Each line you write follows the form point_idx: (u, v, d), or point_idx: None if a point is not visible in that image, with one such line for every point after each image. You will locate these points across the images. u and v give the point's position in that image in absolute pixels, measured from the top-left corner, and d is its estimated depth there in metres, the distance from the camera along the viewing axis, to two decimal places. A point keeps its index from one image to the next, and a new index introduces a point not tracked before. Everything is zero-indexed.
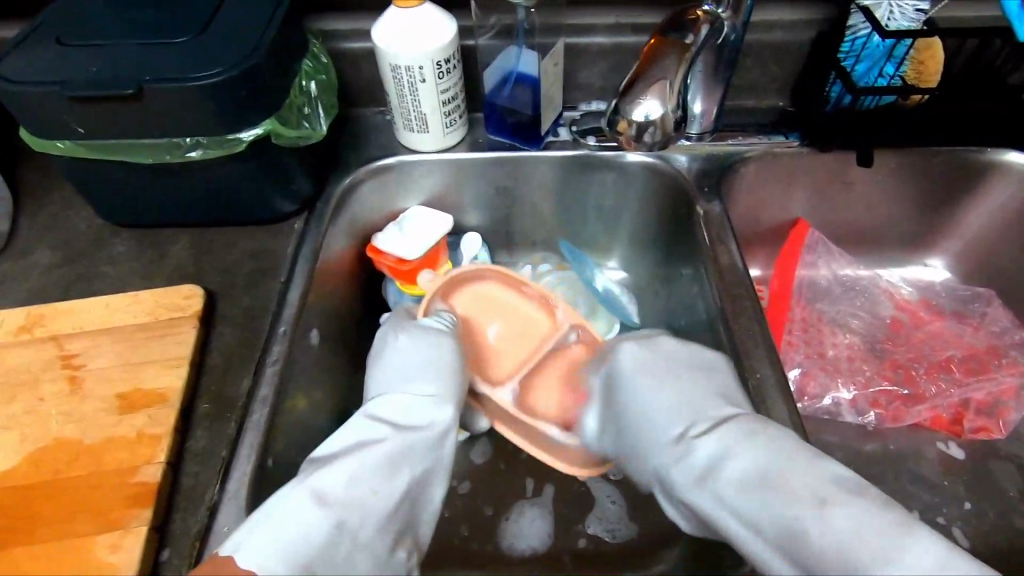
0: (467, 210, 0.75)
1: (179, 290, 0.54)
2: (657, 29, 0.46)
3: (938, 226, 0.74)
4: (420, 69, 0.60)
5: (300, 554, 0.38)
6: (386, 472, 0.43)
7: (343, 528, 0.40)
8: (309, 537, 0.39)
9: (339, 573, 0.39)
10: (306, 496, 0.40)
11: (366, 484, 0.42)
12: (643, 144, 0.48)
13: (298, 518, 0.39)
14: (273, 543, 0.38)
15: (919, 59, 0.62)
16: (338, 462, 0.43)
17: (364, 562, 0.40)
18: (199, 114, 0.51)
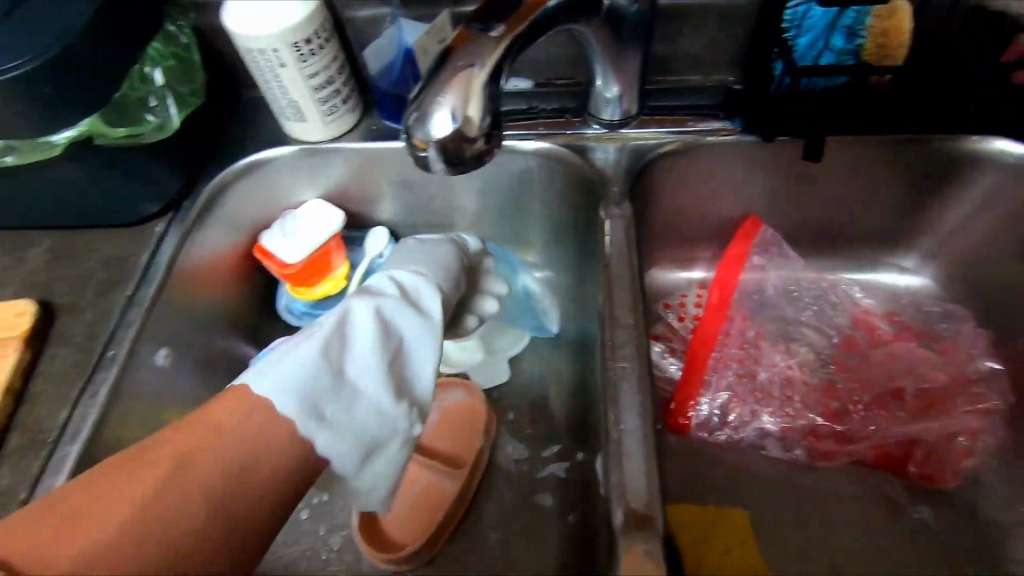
0: (371, 203, 0.68)
1: (10, 306, 0.50)
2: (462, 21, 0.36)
3: (911, 225, 0.63)
4: (275, 53, 0.52)
5: (295, 391, 0.40)
6: (395, 358, 0.45)
7: (339, 376, 0.43)
8: (313, 379, 0.41)
9: (339, 421, 0.41)
10: (311, 344, 0.43)
11: (356, 346, 0.44)
12: (444, 170, 0.36)
13: (299, 356, 0.42)
14: (274, 381, 0.40)
15: (881, 29, 0.50)
16: (341, 331, 0.45)
17: (362, 421, 0.42)
18: (1, 117, 0.45)
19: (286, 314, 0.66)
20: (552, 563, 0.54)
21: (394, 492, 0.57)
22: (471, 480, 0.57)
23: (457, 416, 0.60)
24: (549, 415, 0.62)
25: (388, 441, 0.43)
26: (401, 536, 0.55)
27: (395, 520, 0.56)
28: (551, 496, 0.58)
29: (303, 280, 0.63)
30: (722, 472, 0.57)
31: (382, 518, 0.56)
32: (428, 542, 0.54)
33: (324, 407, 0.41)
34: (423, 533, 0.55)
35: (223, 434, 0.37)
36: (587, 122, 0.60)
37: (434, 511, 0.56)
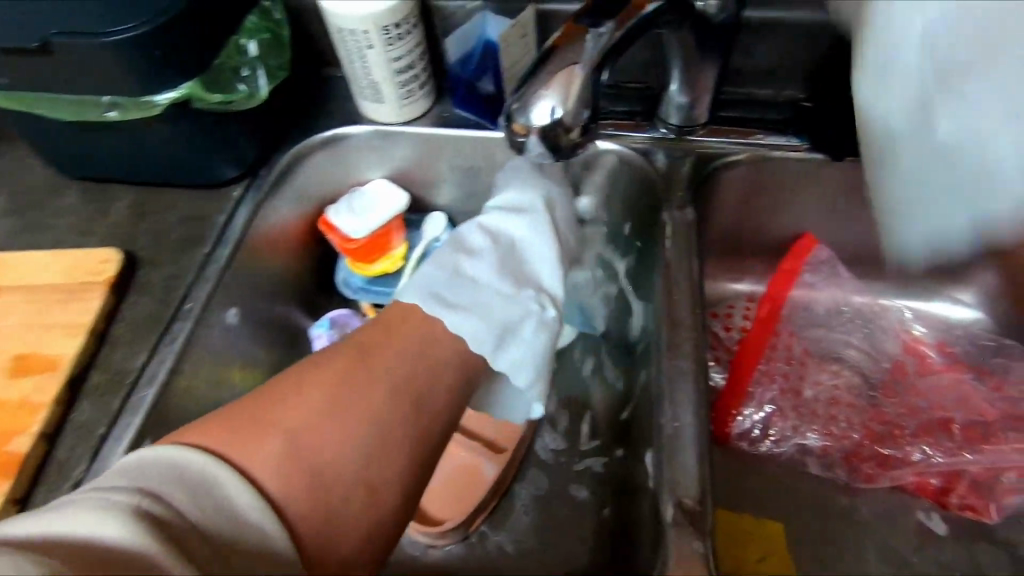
0: (432, 188, 0.70)
1: (97, 253, 0.53)
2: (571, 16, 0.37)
3: (972, 258, 0.62)
4: (365, 34, 0.54)
5: (434, 286, 0.53)
6: (510, 268, 0.57)
7: (466, 277, 0.55)
8: (442, 282, 0.53)
9: (466, 308, 0.52)
10: (438, 261, 0.55)
11: (481, 256, 0.57)
12: (530, 152, 0.38)
13: (430, 272, 0.54)
14: (418, 283, 0.53)
15: None
16: (463, 249, 0.57)
17: (494, 307, 0.53)
18: (112, 73, 0.48)
19: (342, 287, 0.68)
20: (585, 554, 0.56)
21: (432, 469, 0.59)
22: (508, 466, 0.58)
23: None
24: (589, 410, 0.63)
25: (523, 322, 0.54)
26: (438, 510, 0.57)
27: (434, 495, 0.57)
28: (587, 488, 0.59)
29: (363, 256, 0.65)
30: (757, 484, 0.58)
31: (422, 492, 0.58)
32: (466, 521, 0.56)
33: (453, 298, 0.52)
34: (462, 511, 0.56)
35: (358, 383, 0.43)
36: (655, 127, 0.61)
37: (471, 492, 0.57)
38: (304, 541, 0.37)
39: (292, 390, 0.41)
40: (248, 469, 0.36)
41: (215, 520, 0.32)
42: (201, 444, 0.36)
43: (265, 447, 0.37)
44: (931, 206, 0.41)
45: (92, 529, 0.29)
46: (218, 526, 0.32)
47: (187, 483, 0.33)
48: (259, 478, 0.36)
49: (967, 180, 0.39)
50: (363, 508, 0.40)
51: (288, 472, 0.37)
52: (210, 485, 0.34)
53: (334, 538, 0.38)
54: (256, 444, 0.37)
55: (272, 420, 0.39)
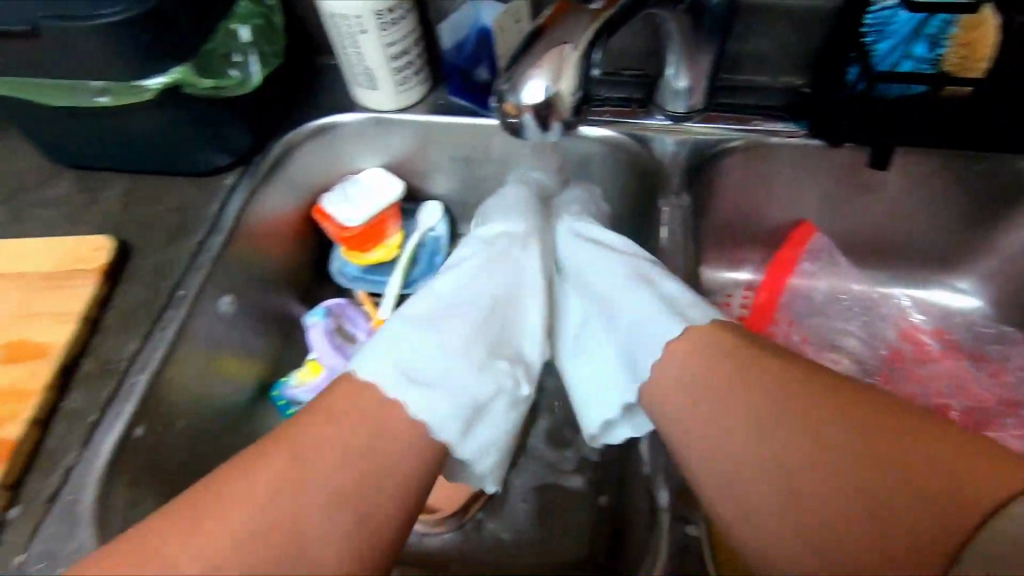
0: (427, 177, 0.69)
1: (88, 241, 0.52)
2: None
3: (970, 246, 0.62)
4: (358, 19, 0.53)
5: (403, 364, 0.46)
6: (486, 331, 0.52)
7: (435, 343, 0.49)
8: (409, 351, 0.47)
9: (436, 386, 0.46)
10: (404, 323, 0.49)
11: (449, 310, 0.52)
12: (520, 133, 0.37)
13: (394, 334, 0.48)
14: (382, 359, 0.46)
15: (965, 41, 0.49)
16: (427, 309, 0.52)
17: (462, 381, 0.48)
18: (102, 57, 0.47)
19: (337, 277, 0.67)
20: (580, 543, 0.55)
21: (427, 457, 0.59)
22: (504, 458, 0.58)
23: None
24: None
25: (492, 397, 0.49)
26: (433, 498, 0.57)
27: (429, 484, 0.57)
28: (582, 477, 0.59)
29: (359, 244, 0.65)
30: None
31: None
32: (462, 509, 0.57)
33: (423, 377, 0.46)
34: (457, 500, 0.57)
35: (308, 454, 0.40)
36: (651, 113, 0.60)
37: (467, 483, 0.57)
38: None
39: (250, 472, 0.39)
40: (177, 566, 0.36)
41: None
42: (105, 570, 0.36)
43: (201, 546, 0.37)
44: (587, 397, 0.53)
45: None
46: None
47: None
48: (187, 573, 0.36)
49: (607, 380, 0.52)
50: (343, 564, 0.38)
51: (225, 569, 0.36)
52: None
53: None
54: (155, 550, 0.36)
55: (207, 522, 0.37)
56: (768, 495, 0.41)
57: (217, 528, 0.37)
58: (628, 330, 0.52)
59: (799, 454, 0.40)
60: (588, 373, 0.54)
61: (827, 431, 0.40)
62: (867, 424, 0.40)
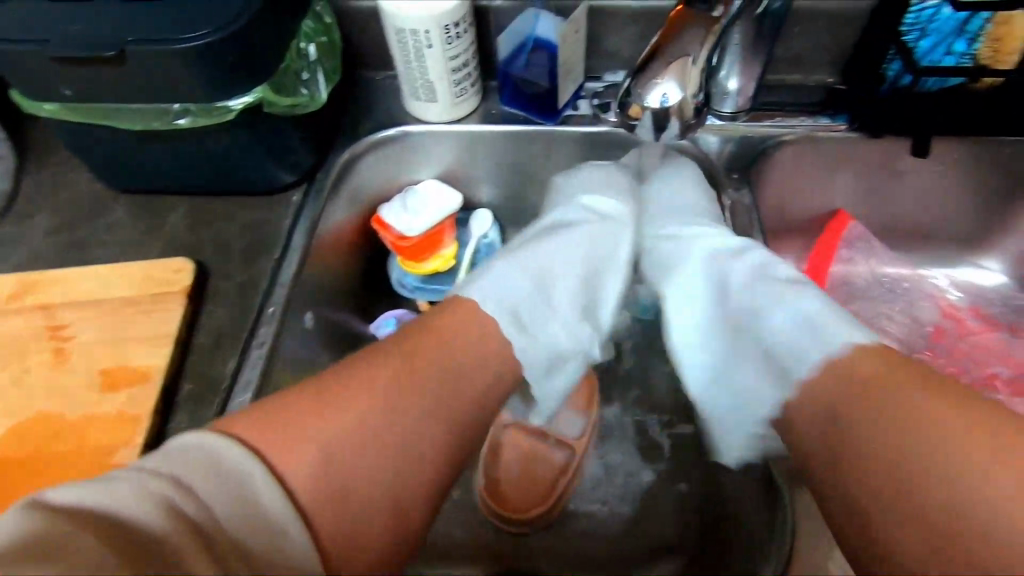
0: (477, 185, 0.71)
1: (168, 263, 0.52)
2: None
3: (999, 225, 0.66)
4: (426, 34, 0.55)
5: (512, 309, 0.54)
6: (577, 302, 0.59)
7: (535, 284, 0.58)
8: (516, 287, 0.56)
9: (534, 334, 0.54)
10: (525, 276, 0.57)
11: (549, 266, 0.60)
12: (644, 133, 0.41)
13: (498, 279, 0.55)
14: (497, 294, 0.54)
15: (996, 36, 0.53)
16: (531, 254, 0.60)
17: (553, 331, 0.56)
18: (186, 79, 0.47)
19: (398, 287, 0.69)
20: (665, 528, 0.58)
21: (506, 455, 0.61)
22: (583, 457, 0.60)
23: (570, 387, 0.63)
24: (652, 392, 0.65)
25: (579, 348, 0.58)
26: (513, 491, 0.59)
27: (512, 486, 0.59)
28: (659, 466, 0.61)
29: (417, 254, 0.66)
30: None
31: (501, 483, 0.59)
32: (550, 506, 0.58)
33: (520, 315, 0.54)
34: (540, 497, 0.58)
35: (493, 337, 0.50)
36: None
37: (551, 482, 0.59)
38: (322, 533, 0.36)
39: (357, 387, 0.41)
40: (276, 469, 0.36)
41: (231, 520, 0.33)
42: (246, 440, 0.37)
43: (303, 451, 0.38)
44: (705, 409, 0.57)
45: (131, 509, 0.31)
46: (243, 530, 0.33)
47: (216, 475, 0.34)
48: (288, 477, 0.36)
49: (737, 408, 0.54)
50: (397, 536, 0.40)
51: (317, 477, 0.37)
52: (245, 488, 0.34)
53: (350, 529, 0.38)
54: (288, 445, 0.37)
55: (312, 427, 0.39)
56: (868, 440, 0.41)
57: (321, 437, 0.38)
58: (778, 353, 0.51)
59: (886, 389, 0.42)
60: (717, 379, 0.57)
61: (946, 422, 0.38)
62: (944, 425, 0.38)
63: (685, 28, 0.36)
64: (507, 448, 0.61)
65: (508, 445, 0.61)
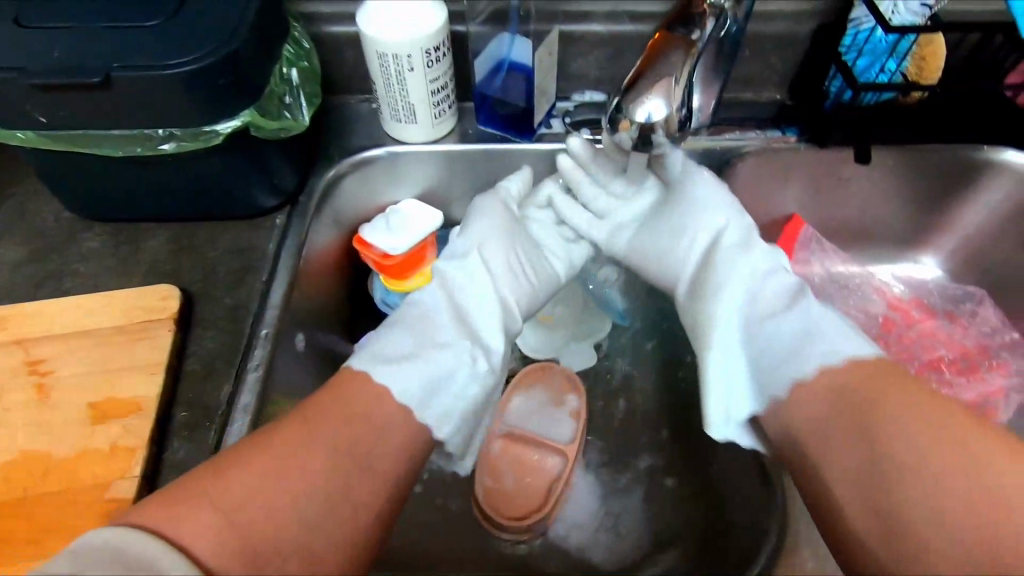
0: (455, 204, 0.73)
1: (153, 291, 0.51)
2: (662, 24, 0.41)
3: (934, 224, 0.73)
4: (408, 58, 0.57)
5: (390, 352, 0.50)
6: (458, 326, 0.55)
7: (413, 326, 0.53)
8: (394, 335, 0.51)
9: (408, 363, 0.49)
10: (406, 324, 0.53)
11: (430, 308, 0.55)
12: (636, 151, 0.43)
13: (381, 333, 0.52)
14: (377, 350, 0.50)
15: (921, 55, 0.60)
16: (417, 305, 0.55)
17: (436, 362, 0.50)
18: (174, 102, 0.47)
19: (382, 306, 0.68)
20: (661, 523, 0.59)
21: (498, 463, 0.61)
22: (576, 460, 0.61)
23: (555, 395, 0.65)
24: (635, 396, 0.67)
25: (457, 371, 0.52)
26: (508, 500, 0.59)
27: (507, 495, 0.59)
28: (645, 465, 0.63)
29: (400, 273, 0.66)
30: None
31: (495, 494, 0.59)
32: (546, 513, 0.58)
33: (391, 357, 0.49)
34: (536, 504, 0.59)
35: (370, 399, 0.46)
36: None
37: (547, 486, 0.60)
38: None
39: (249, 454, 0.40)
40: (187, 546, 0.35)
41: None
42: (146, 525, 0.35)
43: (199, 522, 0.36)
44: (717, 378, 0.51)
45: None
46: None
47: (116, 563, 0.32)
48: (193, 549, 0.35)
49: (737, 370, 0.51)
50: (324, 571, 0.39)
51: (223, 538, 0.36)
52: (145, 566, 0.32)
53: None
54: (190, 515, 0.36)
55: (220, 495, 0.37)
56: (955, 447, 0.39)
57: (222, 499, 0.37)
58: (778, 339, 0.50)
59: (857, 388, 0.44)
60: (731, 381, 0.51)
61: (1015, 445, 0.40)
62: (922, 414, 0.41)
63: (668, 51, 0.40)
64: (499, 458, 0.61)
65: (499, 455, 0.61)
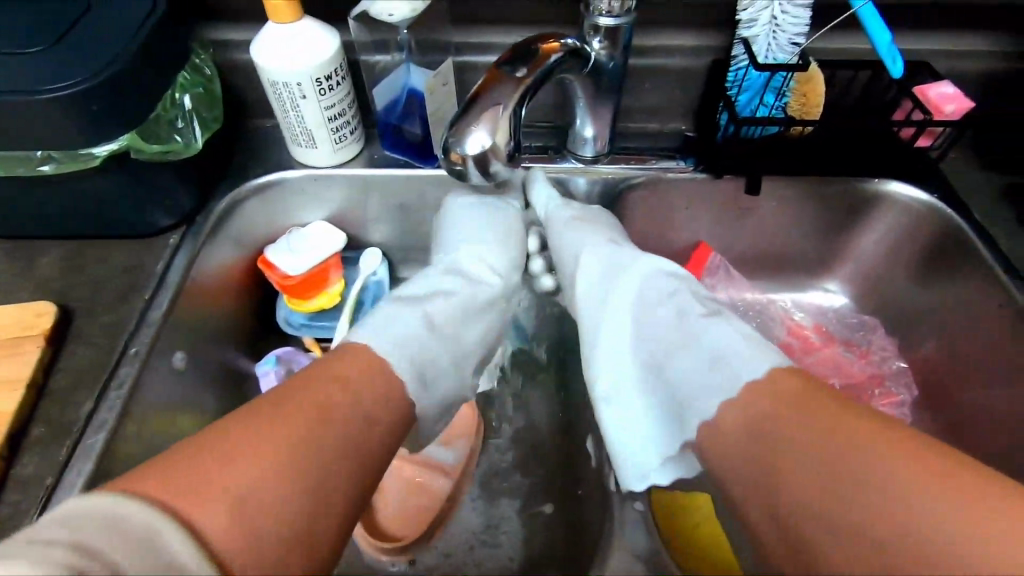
0: (366, 226, 0.74)
1: (29, 308, 0.52)
2: (493, 63, 0.44)
3: (834, 254, 0.74)
4: (298, 86, 0.58)
5: (384, 336, 0.53)
6: (451, 320, 0.60)
7: (420, 316, 0.58)
8: (392, 320, 0.55)
9: (402, 351, 0.52)
10: (400, 314, 0.56)
11: (423, 301, 0.60)
12: (481, 182, 0.46)
13: (380, 321, 0.55)
14: (377, 331, 0.53)
15: (801, 91, 0.62)
16: (399, 301, 0.59)
17: (415, 348, 0.54)
18: (46, 126, 0.49)
19: (285, 326, 0.69)
20: (540, 545, 0.60)
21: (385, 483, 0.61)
22: (462, 480, 0.62)
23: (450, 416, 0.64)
24: (531, 418, 0.68)
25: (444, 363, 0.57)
26: (390, 520, 0.59)
27: (390, 516, 0.60)
28: (533, 487, 0.64)
29: (302, 292, 0.68)
30: None
31: (377, 514, 0.60)
32: (425, 534, 0.58)
33: (395, 339, 0.53)
34: (417, 526, 0.59)
35: (368, 380, 0.48)
36: (565, 158, 0.70)
37: (430, 507, 0.60)
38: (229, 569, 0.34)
39: (231, 436, 0.39)
40: (193, 524, 0.34)
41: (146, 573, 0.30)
42: (145, 495, 0.34)
43: (207, 504, 0.35)
44: (623, 431, 0.54)
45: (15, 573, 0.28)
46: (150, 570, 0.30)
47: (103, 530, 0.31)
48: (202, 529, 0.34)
49: (642, 420, 0.54)
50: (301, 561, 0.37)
51: (230, 528, 0.35)
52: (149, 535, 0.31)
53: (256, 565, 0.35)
54: (199, 504, 0.34)
55: (211, 473, 0.36)
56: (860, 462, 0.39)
57: (215, 484, 0.36)
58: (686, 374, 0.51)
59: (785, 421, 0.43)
60: (633, 413, 0.55)
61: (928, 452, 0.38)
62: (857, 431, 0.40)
63: (497, 86, 0.43)
64: (387, 479, 0.61)
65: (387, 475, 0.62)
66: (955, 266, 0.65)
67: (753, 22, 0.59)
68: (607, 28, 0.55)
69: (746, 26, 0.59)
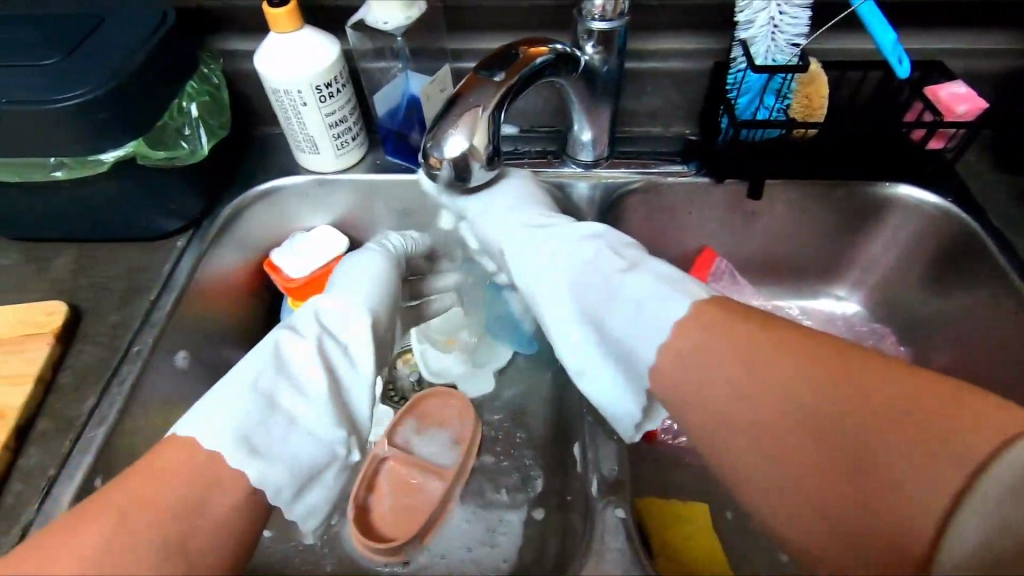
0: (369, 230, 0.76)
1: (40, 307, 0.55)
2: (472, 70, 0.47)
3: (843, 259, 0.72)
4: (299, 93, 0.60)
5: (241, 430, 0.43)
6: (333, 400, 0.49)
7: (266, 403, 0.46)
8: (242, 413, 0.44)
9: (273, 452, 0.44)
10: (245, 392, 0.46)
11: (270, 375, 0.48)
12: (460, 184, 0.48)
13: (216, 406, 0.44)
14: (216, 426, 0.43)
15: (804, 93, 0.61)
16: (245, 366, 0.48)
17: (292, 445, 0.45)
18: (57, 134, 0.51)
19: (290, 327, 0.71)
20: (531, 551, 0.59)
21: (382, 485, 0.61)
22: (455, 484, 0.61)
23: (454, 421, 0.65)
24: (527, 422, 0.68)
25: (324, 463, 0.46)
26: (383, 523, 0.59)
27: (384, 517, 0.59)
28: (526, 491, 0.63)
29: (307, 295, 0.69)
30: (688, 475, 0.62)
31: (370, 515, 0.59)
32: (418, 537, 0.57)
33: (253, 442, 0.43)
34: (410, 529, 0.58)
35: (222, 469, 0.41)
36: (565, 162, 0.69)
37: (422, 509, 0.59)
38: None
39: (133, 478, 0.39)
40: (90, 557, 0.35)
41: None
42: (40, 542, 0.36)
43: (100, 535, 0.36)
44: (594, 387, 0.50)
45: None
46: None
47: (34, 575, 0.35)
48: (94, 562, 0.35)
49: (600, 369, 0.50)
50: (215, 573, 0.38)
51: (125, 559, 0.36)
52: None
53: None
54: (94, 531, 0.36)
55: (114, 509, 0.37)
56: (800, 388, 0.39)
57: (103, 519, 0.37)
58: (627, 328, 0.48)
59: (801, 403, 0.38)
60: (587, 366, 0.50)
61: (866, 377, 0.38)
62: (814, 373, 0.38)
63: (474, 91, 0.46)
64: (382, 478, 0.61)
65: (385, 477, 0.61)
66: (971, 272, 0.63)
67: (750, 24, 0.58)
68: (600, 32, 0.55)
69: (744, 27, 0.59)
